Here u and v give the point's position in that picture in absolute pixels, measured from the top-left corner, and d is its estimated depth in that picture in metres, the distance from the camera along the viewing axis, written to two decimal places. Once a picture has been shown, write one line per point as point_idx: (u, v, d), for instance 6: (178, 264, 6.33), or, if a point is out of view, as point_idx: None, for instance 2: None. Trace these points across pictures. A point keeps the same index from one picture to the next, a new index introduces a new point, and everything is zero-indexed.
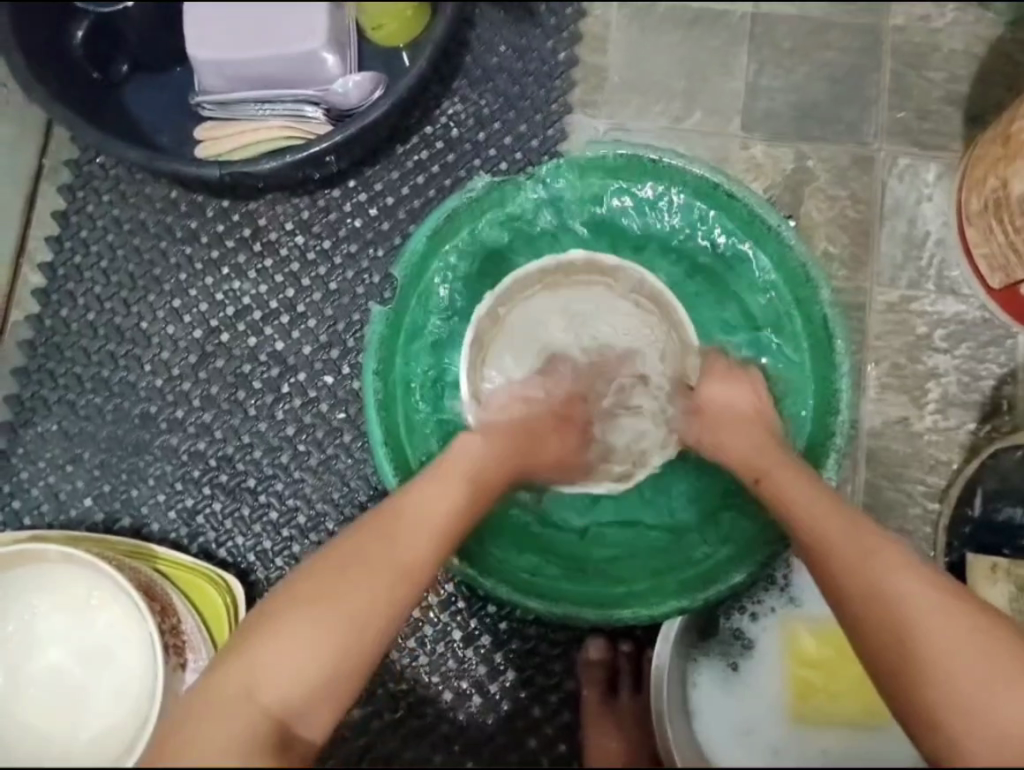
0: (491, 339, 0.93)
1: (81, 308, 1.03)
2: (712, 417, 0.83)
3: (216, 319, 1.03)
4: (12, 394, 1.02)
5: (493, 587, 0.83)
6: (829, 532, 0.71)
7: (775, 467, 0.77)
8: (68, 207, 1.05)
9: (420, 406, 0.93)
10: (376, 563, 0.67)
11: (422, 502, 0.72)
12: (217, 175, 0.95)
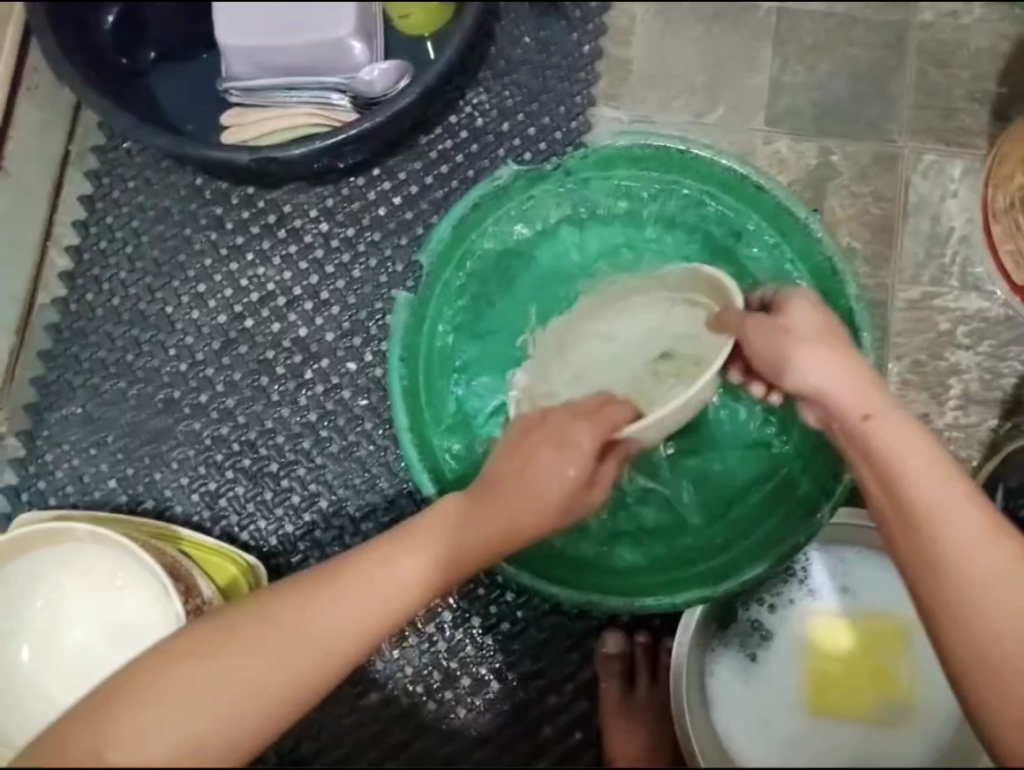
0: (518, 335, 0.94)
1: (106, 293, 1.04)
2: (810, 349, 0.73)
3: (240, 306, 1.04)
4: (38, 377, 1.03)
5: (516, 575, 0.84)
6: (925, 499, 0.68)
7: (885, 415, 0.70)
8: (94, 192, 1.06)
9: (446, 395, 0.93)
10: (295, 637, 0.63)
11: (379, 585, 0.68)
12: (246, 161, 0.95)
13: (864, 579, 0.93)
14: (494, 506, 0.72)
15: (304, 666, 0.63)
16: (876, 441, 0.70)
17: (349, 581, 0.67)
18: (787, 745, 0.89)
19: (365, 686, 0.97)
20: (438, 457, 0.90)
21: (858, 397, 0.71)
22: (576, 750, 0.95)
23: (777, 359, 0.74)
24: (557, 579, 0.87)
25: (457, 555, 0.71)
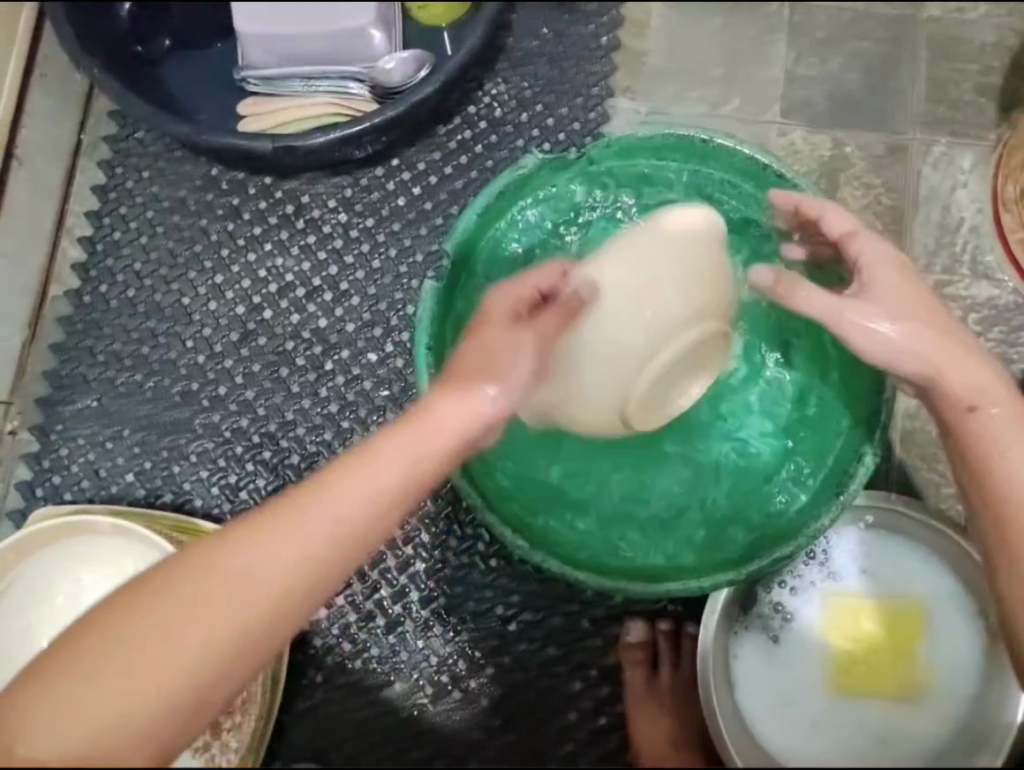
0: None
1: (120, 284, 1.03)
2: (916, 334, 0.71)
3: (258, 297, 1.03)
4: (50, 370, 1.01)
5: (546, 560, 0.83)
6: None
7: (996, 403, 0.70)
8: (107, 182, 1.04)
9: None
10: (220, 594, 0.53)
11: (314, 522, 0.57)
12: (269, 149, 0.94)
13: (885, 560, 0.94)
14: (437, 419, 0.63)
15: (237, 626, 0.53)
16: (978, 429, 0.70)
17: (277, 521, 0.56)
18: (812, 725, 0.91)
19: (389, 677, 0.97)
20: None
21: (960, 384, 0.70)
22: (602, 737, 0.95)
23: (879, 341, 0.71)
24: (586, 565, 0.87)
25: (404, 481, 0.60)
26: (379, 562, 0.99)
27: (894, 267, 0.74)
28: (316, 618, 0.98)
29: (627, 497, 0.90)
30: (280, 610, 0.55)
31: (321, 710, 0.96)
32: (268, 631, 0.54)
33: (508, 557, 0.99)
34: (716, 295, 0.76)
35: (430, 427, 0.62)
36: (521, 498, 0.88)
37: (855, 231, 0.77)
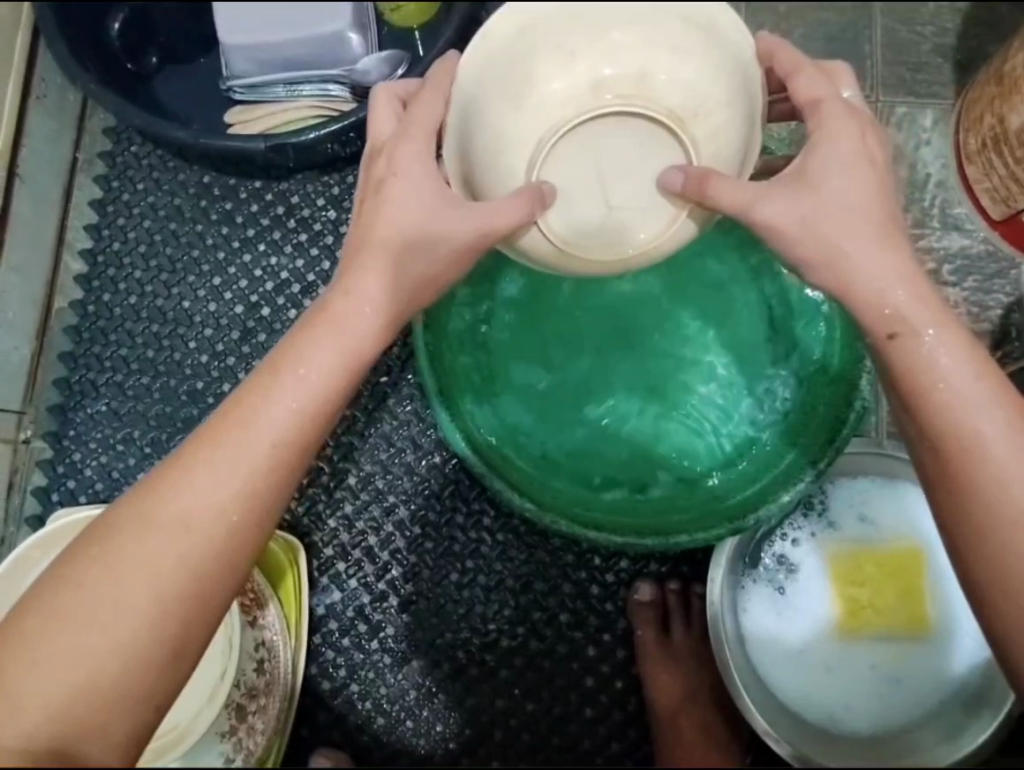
0: (531, 306, 0.97)
1: (123, 292, 1.06)
2: (841, 238, 0.67)
3: (255, 296, 1.06)
4: (61, 378, 1.05)
5: (553, 522, 0.86)
6: (962, 425, 0.65)
7: (920, 324, 0.67)
8: (105, 196, 1.09)
9: (464, 361, 0.94)
10: (144, 551, 0.62)
11: (218, 465, 0.64)
12: (260, 148, 0.98)
13: (883, 506, 0.95)
14: (313, 351, 0.67)
15: (174, 572, 0.62)
16: (898, 355, 0.67)
17: (186, 472, 0.64)
18: (824, 674, 0.93)
19: (407, 654, 0.99)
20: (467, 417, 0.91)
21: (886, 303, 0.67)
22: (620, 698, 0.97)
23: (799, 238, 0.68)
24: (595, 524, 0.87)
25: (297, 416, 0.66)
26: (389, 542, 1.01)
27: (845, 150, 0.67)
28: (332, 601, 1.00)
29: (622, 459, 0.94)
30: (210, 549, 0.63)
31: (341, 691, 0.98)
32: (217, 549, 0.63)
33: (515, 529, 1.01)
34: (617, 66, 0.66)
35: (308, 362, 0.66)
36: (525, 465, 0.92)
37: (822, 99, 0.68)
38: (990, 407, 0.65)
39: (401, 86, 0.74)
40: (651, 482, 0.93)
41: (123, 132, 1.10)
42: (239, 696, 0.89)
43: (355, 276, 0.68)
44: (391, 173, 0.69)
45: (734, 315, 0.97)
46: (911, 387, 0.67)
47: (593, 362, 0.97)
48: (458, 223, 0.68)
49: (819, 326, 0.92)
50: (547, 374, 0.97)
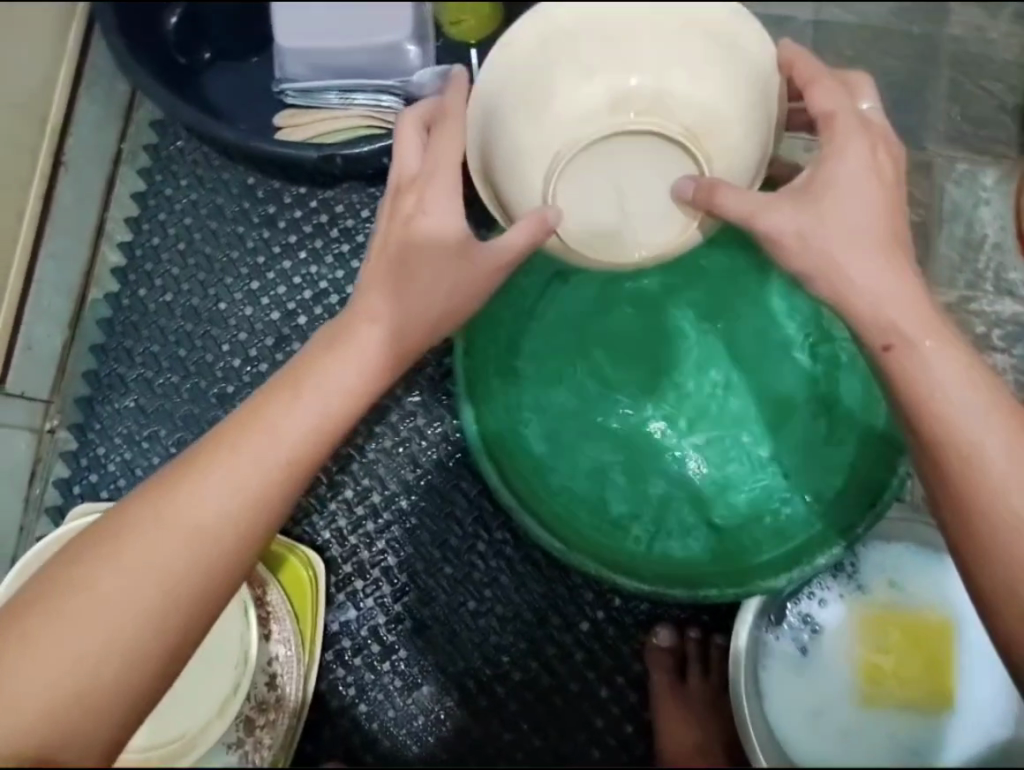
0: (569, 340, 0.96)
1: (159, 288, 1.05)
2: (843, 253, 0.65)
3: (293, 303, 1.05)
4: (91, 371, 1.03)
5: (582, 563, 0.85)
6: (961, 434, 0.61)
7: (913, 333, 0.63)
8: (146, 190, 1.07)
9: (497, 386, 0.93)
10: (149, 552, 0.59)
11: (233, 469, 0.62)
12: (313, 157, 0.97)
13: (916, 574, 0.93)
14: (334, 363, 0.66)
15: (180, 575, 0.59)
16: (896, 366, 0.64)
17: (198, 477, 0.62)
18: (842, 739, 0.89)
19: (417, 680, 0.98)
20: (500, 442, 0.90)
21: (883, 312, 0.64)
22: (629, 743, 0.96)
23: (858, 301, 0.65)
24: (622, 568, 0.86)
25: (317, 425, 0.65)
26: (408, 564, 1.00)
27: (854, 165, 0.65)
28: (347, 619, 0.99)
29: (654, 501, 0.92)
30: (214, 553, 0.60)
31: (349, 709, 0.97)
32: (227, 555, 0.61)
33: (535, 562, 1.00)
34: (639, 83, 0.77)
35: (329, 375, 0.66)
36: (549, 500, 0.89)
37: (834, 113, 0.67)
38: (987, 408, 0.61)
39: (422, 111, 0.74)
40: (684, 530, 0.91)
41: (169, 126, 1.08)
42: (249, 708, 0.88)
43: (370, 299, 0.67)
44: (419, 209, 0.68)
45: (776, 366, 0.95)
46: (909, 398, 0.63)
47: (630, 398, 0.96)
48: (477, 262, 0.69)
49: (861, 384, 0.90)
50: (568, 405, 0.95)
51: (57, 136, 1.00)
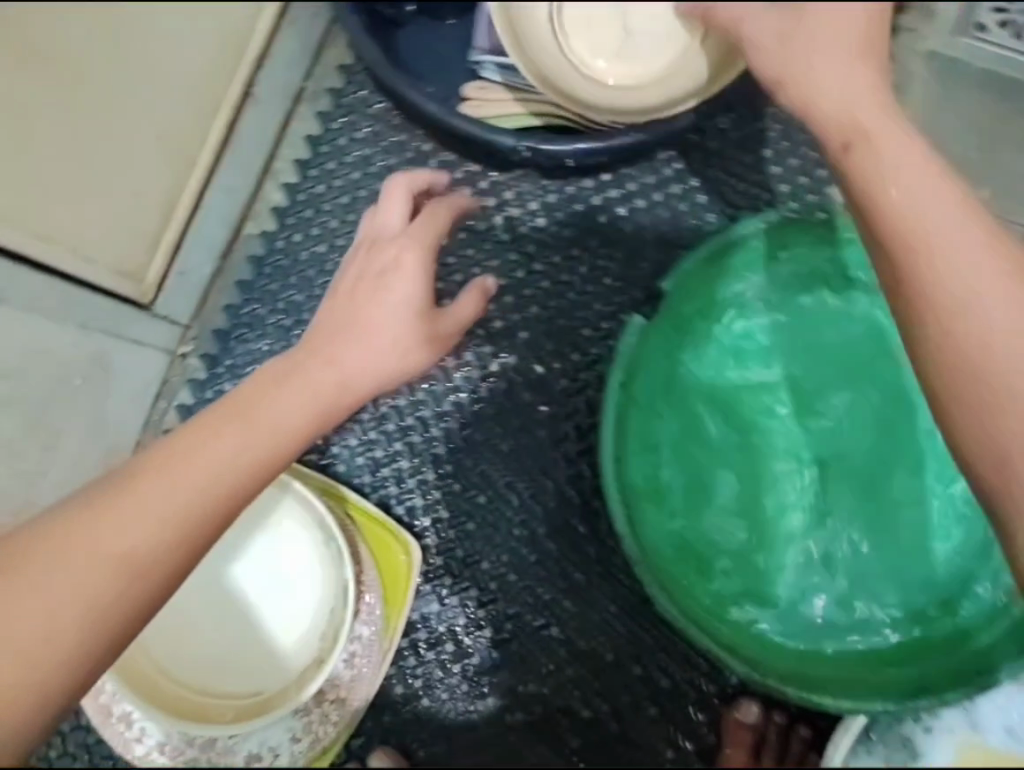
0: (726, 401, 0.91)
1: (313, 238, 1.02)
2: (802, 48, 0.66)
3: (441, 284, 1.02)
4: (231, 305, 1.02)
5: (699, 639, 0.84)
6: (884, 212, 0.61)
7: (890, 136, 0.63)
8: (321, 135, 1.04)
9: (643, 436, 0.90)
10: (78, 568, 0.59)
11: (145, 500, 0.62)
12: (512, 145, 0.91)
13: None
14: (270, 404, 0.68)
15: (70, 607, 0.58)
16: (858, 162, 0.63)
17: (106, 504, 0.62)
18: None
19: (484, 690, 0.97)
20: (633, 494, 0.89)
21: (846, 105, 0.65)
22: None
23: None
24: (736, 650, 0.85)
25: (255, 450, 0.65)
26: (500, 574, 0.98)
27: None
28: (428, 612, 0.98)
29: (780, 588, 0.88)
30: (148, 573, 0.61)
31: (412, 701, 0.97)
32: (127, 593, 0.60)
33: (628, 605, 0.97)
34: None
35: (261, 413, 0.67)
36: (675, 569, 0.88)
37: None
38: (929, 191, 0.61)
39: (410, 178, 0.80)
40: (804, 627, 0.87)
41: (356, 73, 1.04)
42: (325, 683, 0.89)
43: (331, 345, 0.72)
44: (395, 265, 0.75)
45: (941, 480, 0.88)
46: (889, 218, 0.61)
47: (773, 476, 0.90)
48: (444, 327, 0.77)
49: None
50: (704, 454, 0.91)
51: (247, 79, 1.01)
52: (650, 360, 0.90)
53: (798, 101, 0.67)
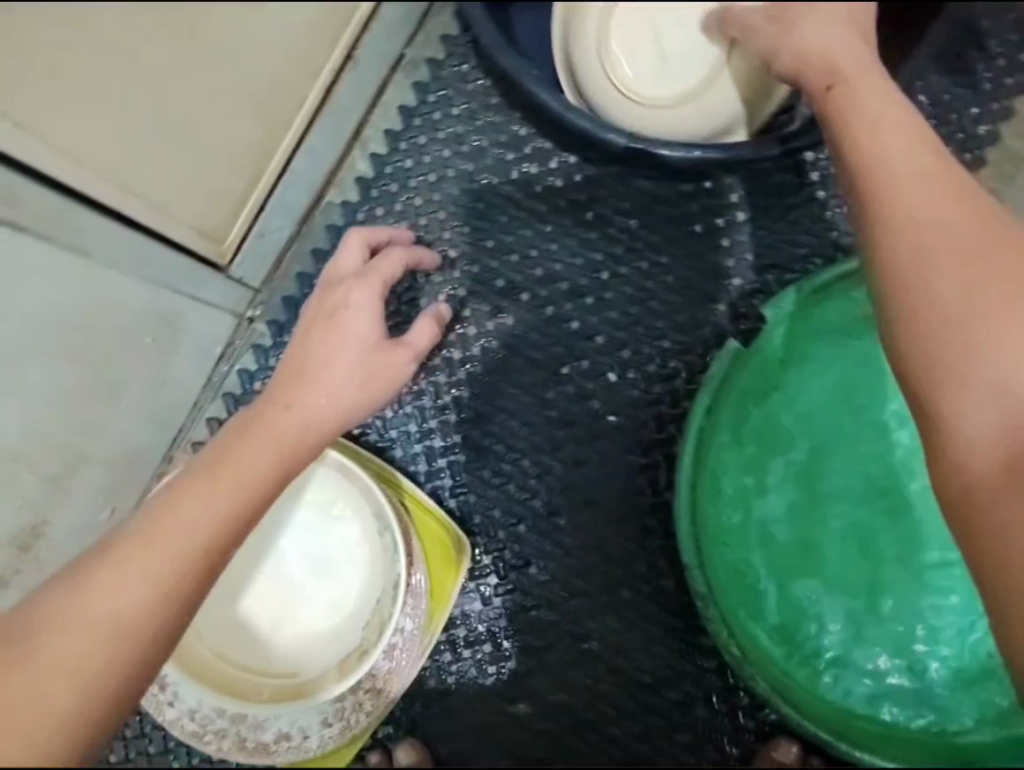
0: (805, 441, 0.88)
1: (396, 213, 0.99)
2: (790, 25, 0.82)
3: (521, 277, 0.98)
4: (304, 273, 0.99)
5: (760, 687, 0.81)
6: (867, 163, 0.70)
7: (862, 89, 0.75)
8: (415, 107, 1.00)
9: (716, 470, 0.87)
10: (70, 646, 0.60)
11: (145, 563, 0.63)
12: (619, 145, 0.86)
13: None
14: (246, 452, 0.69)
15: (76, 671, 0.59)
16: (826, 104, 0.76)
17: (101, 576, 0.62)
18: None
19: (516, 696, 0.95)
20: (705, 528, 0.85)
21: (829, 61, 0.78)
22: None
23: None
24: (795, 702, 0.82)
25: (224, 506, 0.66)
26: (546, 581, 0.96)
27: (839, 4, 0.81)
28: (470, 609, 0.96)
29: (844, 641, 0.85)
30: (137, 636, 0.61)
31: (443, 696, 0.96)
32: (131, 651, 0.61)
33: (675, 629, 0.95)
34: None
35: (239, 459, 0.69)
36: (742, 612, 0.84)
37: None
38: (909, 149, 0.70)
39: (371, 233, 0.86)
40: (864, 683, 0.84)
41: (460, 46, 1.00)
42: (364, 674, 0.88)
43: (292, 385, 0.73)
44: (344, 304, 0.76)
45: None
46: (856, 157, 0.71)
47: (847, 526, 0.87)
48: (401, 361, 0.77)
49: None
50: (774, 487, 0.88)
51: (348, 44, 0.98)
52: (732, 394, 0.87)
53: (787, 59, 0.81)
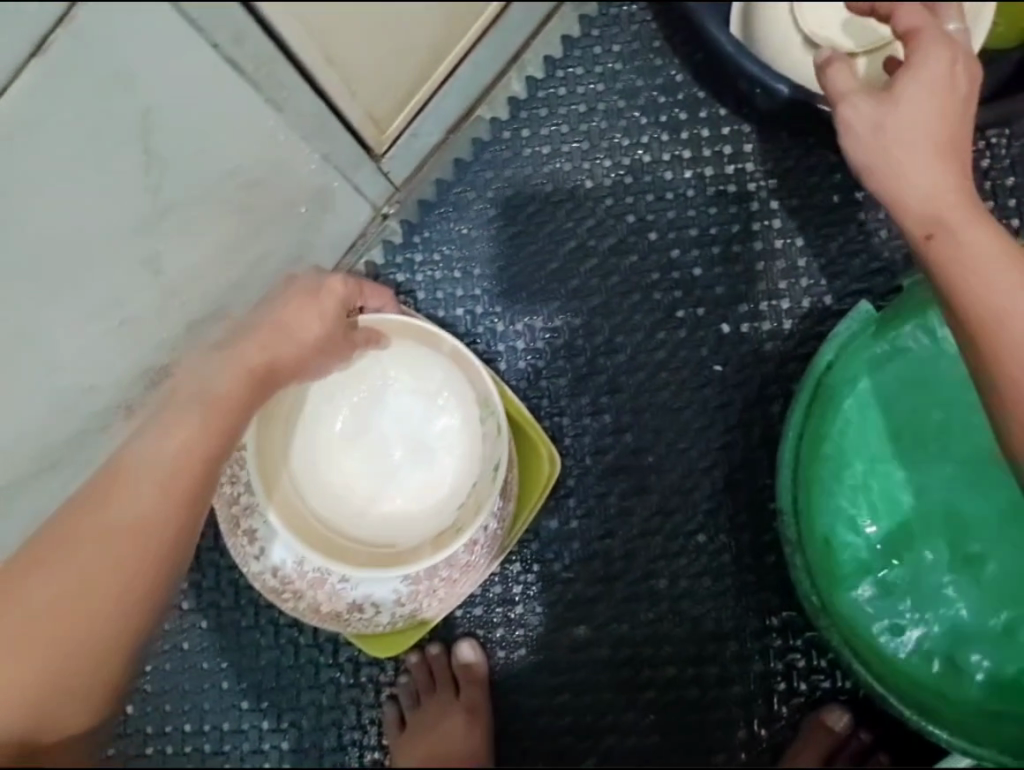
0: (913, 418, 0.89)
1: (541, 137, 1.02)
2: (892, 144, 0.72)
3: (651, 217, 1.00)
4: (443, 181, 1.01)
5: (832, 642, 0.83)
6: (986, 304, 0.70)
7: (960, 216, 0.71)
8: (579, 39, 1.02)
9: (822, 430, 0.88)
10: (77, 585, 0.66)
11: (129, 488, 0.67)
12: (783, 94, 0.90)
13: None
14: (222, 371, 0.71)
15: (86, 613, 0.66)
16: (937, 254, 0.71)
17: (90, 511, 0.67)
18: None
19: (576, 618, 0.98)
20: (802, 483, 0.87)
21: (932, 204, 0.72)
22: None
23: None
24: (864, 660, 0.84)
25: (197, 428, 0.69)
26: (625, 514, 0.98)
27: (925, 82, 0.72)
28: (546, 527, 0.99)
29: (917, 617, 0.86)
30: (137, 557, 0.66)
31: (506, 604, 0.99)
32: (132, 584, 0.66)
33: (744, 582, 0.96)
34: None
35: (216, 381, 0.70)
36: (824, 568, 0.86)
37: (918, 28, 0.75)
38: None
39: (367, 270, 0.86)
40: (932, 660, 0.85)
41: None
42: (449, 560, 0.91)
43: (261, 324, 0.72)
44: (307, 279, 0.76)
45: None
46: (973, 309, 0.70)
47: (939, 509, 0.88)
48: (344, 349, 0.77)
49: None
50: (873, 458, 0.89)
51: None
52: (849, 361, 0.89)
53: (888, 203, 0.73)
